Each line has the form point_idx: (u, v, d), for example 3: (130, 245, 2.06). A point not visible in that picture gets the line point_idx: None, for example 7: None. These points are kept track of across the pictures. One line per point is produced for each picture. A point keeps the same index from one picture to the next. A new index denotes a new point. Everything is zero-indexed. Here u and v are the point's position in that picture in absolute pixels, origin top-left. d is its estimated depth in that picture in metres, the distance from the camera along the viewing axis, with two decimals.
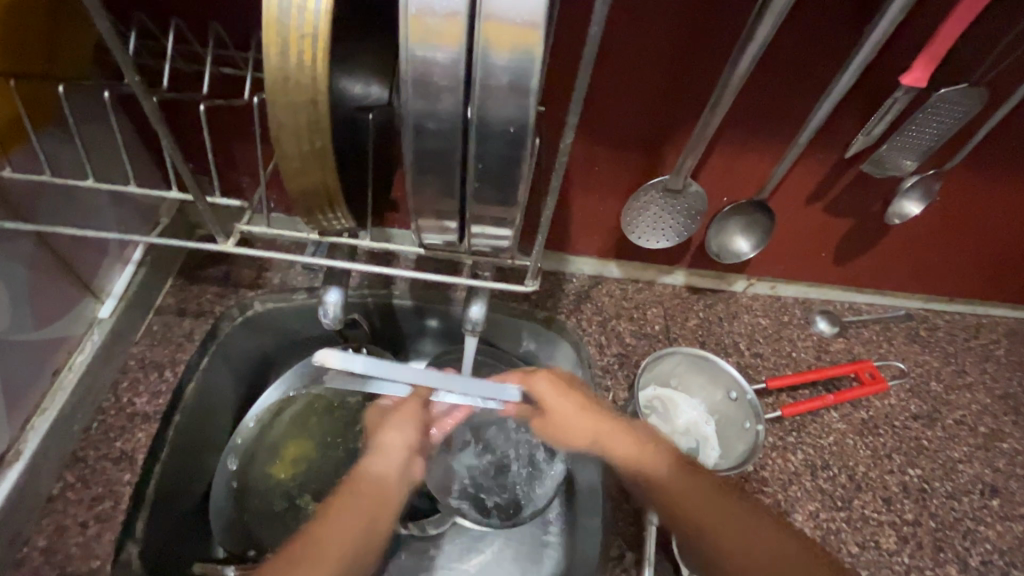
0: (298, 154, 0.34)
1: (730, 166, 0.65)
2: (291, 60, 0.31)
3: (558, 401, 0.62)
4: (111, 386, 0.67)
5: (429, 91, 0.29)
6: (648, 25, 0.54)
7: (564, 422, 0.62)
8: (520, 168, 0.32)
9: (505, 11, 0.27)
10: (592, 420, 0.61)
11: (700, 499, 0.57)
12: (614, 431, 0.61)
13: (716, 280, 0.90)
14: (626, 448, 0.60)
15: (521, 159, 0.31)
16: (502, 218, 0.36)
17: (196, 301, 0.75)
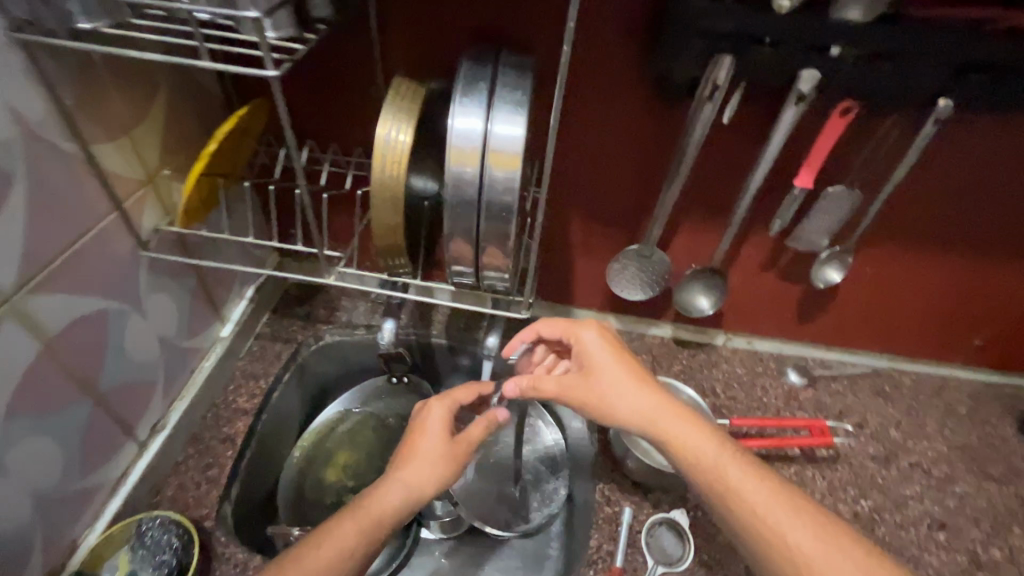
0: (382, 227, 0.58)
1: (690, 241, 0.86)
2: (384, 174, 0.55)
3: (598, 348, 0.69)
4: (223, 387, 0.90)
5: (460, 192, 0.52)
6: (616, 143, 0.76)
7: (609, 382, 0.66)
8: (509, 235, 0.54)
9: (502, 150, 0.50)
10: (641, 392, 0.65)
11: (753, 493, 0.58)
12: (669, 415, 0.64)
13: (698, 333, 1.08)
14: (678, 427, 0.63)
15: (510, 230, 0.54)
16: (503, 263, 0.58)
17: (285, 330, 0.99)
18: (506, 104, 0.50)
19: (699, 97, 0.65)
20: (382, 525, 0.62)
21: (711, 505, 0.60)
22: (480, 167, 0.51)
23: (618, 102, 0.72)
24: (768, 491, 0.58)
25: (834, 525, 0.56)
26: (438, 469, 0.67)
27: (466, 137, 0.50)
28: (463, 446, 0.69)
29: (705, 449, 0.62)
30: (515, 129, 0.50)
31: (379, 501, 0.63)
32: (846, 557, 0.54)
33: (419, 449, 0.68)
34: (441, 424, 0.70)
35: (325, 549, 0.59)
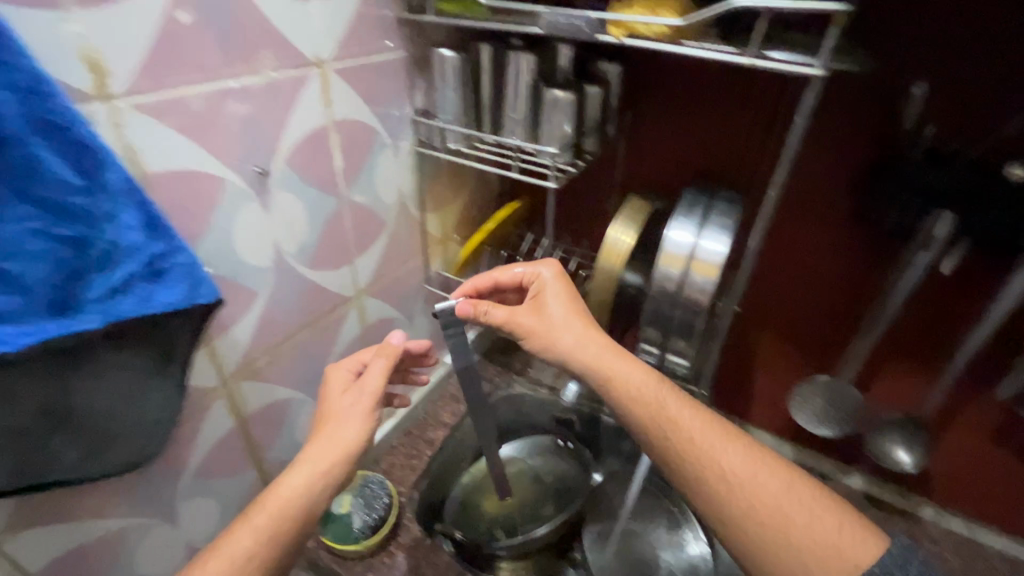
0: (596, 302, 0.76)
1: (891, 384, 0.83)
2: (605, 264, 0.73)
3: (553, 289, 0.68)
4: (435, 401, 1.16)
5: (662, 285, 0.65)
6: (818, 275, 0.81)
7: (558, 322, 0.66)
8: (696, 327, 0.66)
9: (705, 259, 0.63)
10: (586, 333, 0.64)
11: (722, 450, 0.56)
12: (624, 366, 0.62)
13: (898, 494, 0.93)
14: (626, 377, 0.62)
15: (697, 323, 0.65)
16: (685, 351, 0.69)
17: (487, 372, 1.23)
18: (714, 227, 0.64)
19: (915, 246, 0.68)
20: (287, 514, 0.57)
21: (662, 452, 0.58)
22: (683, 271, 0.64)
23: (824, 240, 0.78)
24: (732, 448, 0.56)
25: (787, 473, 0.55)
26: (342, 427, 0.62)
27: (678, 245, 0.64)
28: (364, 398, 0.64)
29: (678, 408, 0.59)
30: (719, 246, 0.63)
31: (287, 486, 0.58)
32: (803, 506, 0.52)
33: (325, 423, 0.63)
34: (333, 387, 0.66)
35: (236, 540, 0.54)
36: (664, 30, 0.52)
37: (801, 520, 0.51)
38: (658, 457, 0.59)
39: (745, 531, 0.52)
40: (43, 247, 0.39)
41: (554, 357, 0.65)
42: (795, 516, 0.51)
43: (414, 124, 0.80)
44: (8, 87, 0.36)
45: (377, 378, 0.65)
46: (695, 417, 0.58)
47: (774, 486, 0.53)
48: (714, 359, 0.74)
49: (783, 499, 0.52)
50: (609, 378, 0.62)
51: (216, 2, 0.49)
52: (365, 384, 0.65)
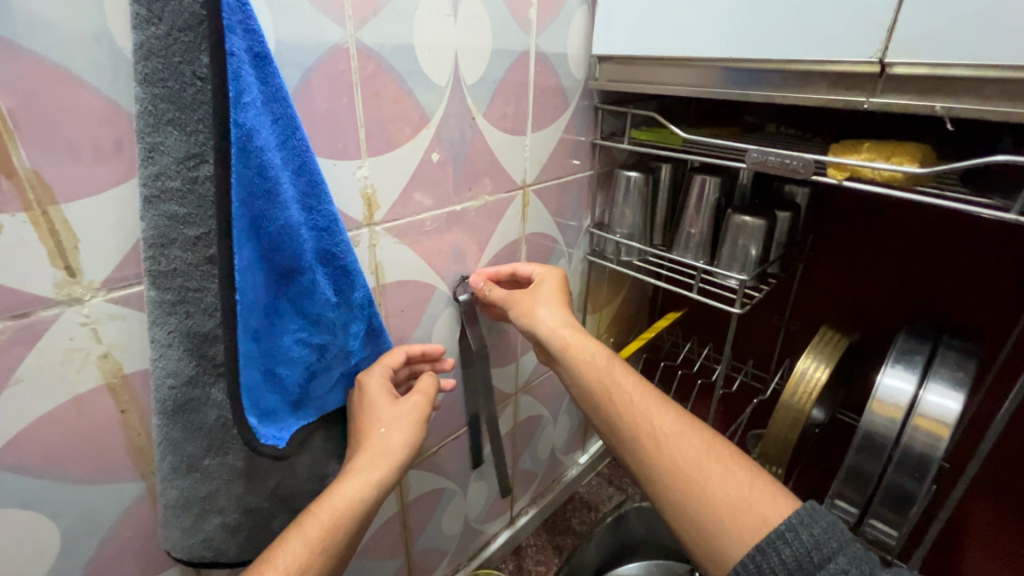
0: (774, 438, 0.69)
1: None
2: (788, 400, 0.67)
3: (549, 280, 0.65)
4: (564, 504, 1.11)
5: (874, 436, 0.57)
6: None
7: (535, 303, 0.62)
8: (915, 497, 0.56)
9: (930, 415, 0.55)
10: (564, 316, 0.62)
11: (650, 412, 0.51)
12: (581, 342, 0.59)
13: None
14: (586, 355, 0.58)
15: (917, 493, 0.55)
16: (894, 520, 0.58)
17: (619, 479, 1.17)
18: (941, 381, 0.56)
19: None
20: (344, 525, 0.46)
21: (604, 420, 0.54)
22: (900, 421, 0.56)
23: None
24: (660, 412, 0.51)
25: (714, 438, 0.48)
26: (399, 426, 0.53)
27: (894, 392, 0.57)
28: (417, 400, 0.56)
29: (624, 378, 0.55)
30: (950, 404, 0.55)
31: (344, 493, 0.47)
32: (723, 462, 0.46)
33: (367, 431, 0.52)
34: (379, 384, 0.53)
35: (288, 544, 0.43)
36: (899, 176, 0.49)
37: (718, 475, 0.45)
38: (603, 426, 0.55)
39: (661, 486, 0.47)
40: (300, 354, 0.45)
41: (529, 334, 0.62)
42: (712, 471, 0.45)
43: (588, 234, 0.84)
44: (310, 227, 0.43)
45: (430, 385, 0.58)
46: (638, 387, 0.54)
47: (696, 443, 0.48)
48: (931, 537, 0.61)
49: (707, 458, 0.46)
50: (566, 352, 0.59)
51: (460, 143, 0.57)
52: (417, 389, 0.57)
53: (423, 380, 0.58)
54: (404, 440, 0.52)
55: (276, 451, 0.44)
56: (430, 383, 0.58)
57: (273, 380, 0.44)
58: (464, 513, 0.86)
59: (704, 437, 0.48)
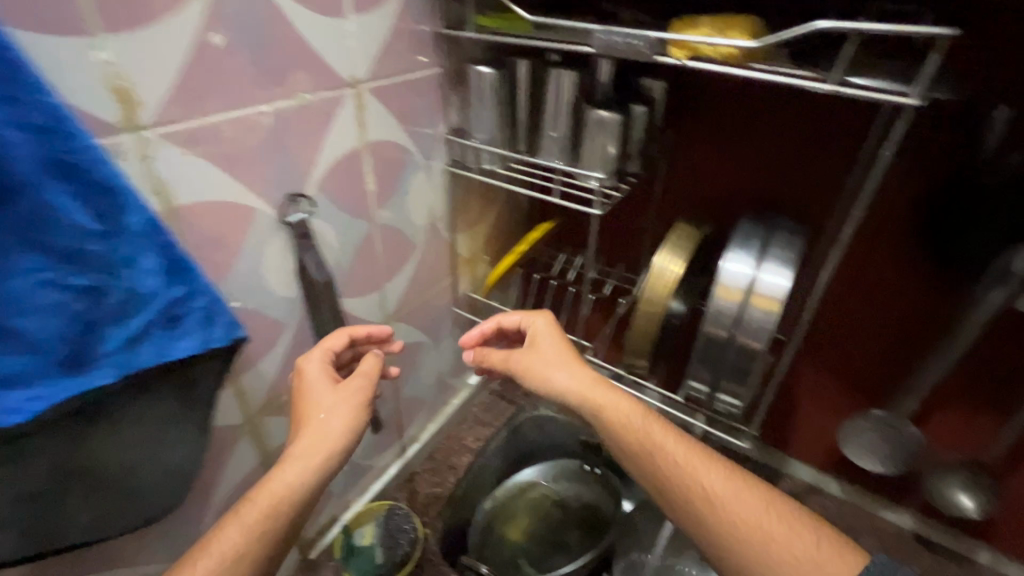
0: (638, 334, 0.72)
1: (956, 427, 0.77)
2: (648, 298, 0.69)
3: (546, 334, 0.66)
4: (459, 424, 1.12)
5: (717, 318, 0.61)
6: (879, 306, 0.76)
7: (546, 364, 0.63)
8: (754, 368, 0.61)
9: (764, 293, 0.59)
10: (580, 371, 0.62)
11: (704, 473, 0.55)
12: (609, 398, 0.60)
13: (953, 540, 0.89)
14: (617, 411, 0.59)
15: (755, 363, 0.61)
16: (739, 390, 0.64)
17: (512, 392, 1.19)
18: (774, 259, 0.60)
19: (989, 281, 0.62)
20: (281, 511, 0.51)
21: (651, 482, 0.56)
22: (741, 303, 0.60)
23: (888, 270, 0.73)
24: (714, 472, 0.55)
25: (764, 493, 0.53)
26: (337, 412, 0.57)
27: (734, 276, 0.60)
28: (359, 383, 0.59)
29: (662, 436, 0.58)
30: (780, 280, 0.58)
31: (280, 480, 0.52)
32: (785, 524, 0.51)
33: (306, 418, 0.56)
34: (317, 371, 0.58)
35: (225, 535, 0.49)
36: (733, 53, 0.48)
37: (780, 530, 0.50)
38: (652, 489, 0.57)
39: (730, 548, 0.51)
40: (55, 300, 0.38)
41: (548, 395, 0.63)
42: (776, 533, 0.50)
43: (447, 143, 0.77)
44: (25, 127, 0.34)
45: (372, 364, 0.60)
46: (681, 445, 0.57)
47: (754, 500, 0.52)
48: (769, 400, 0.69)
49: (765, 516, 0.51)
50: (593, 409, 0.60)
51: (252, 26, 0.47)
52: (360, 370, 0.60)
53: (366, 360, 0.61)
54: (345, 424, 0.56)
55: (17, 426, 0.38)
56: (370, 363, 0.60)
57: (7, 334, 0.36)
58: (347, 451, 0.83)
59: (761, 494, 0.53)
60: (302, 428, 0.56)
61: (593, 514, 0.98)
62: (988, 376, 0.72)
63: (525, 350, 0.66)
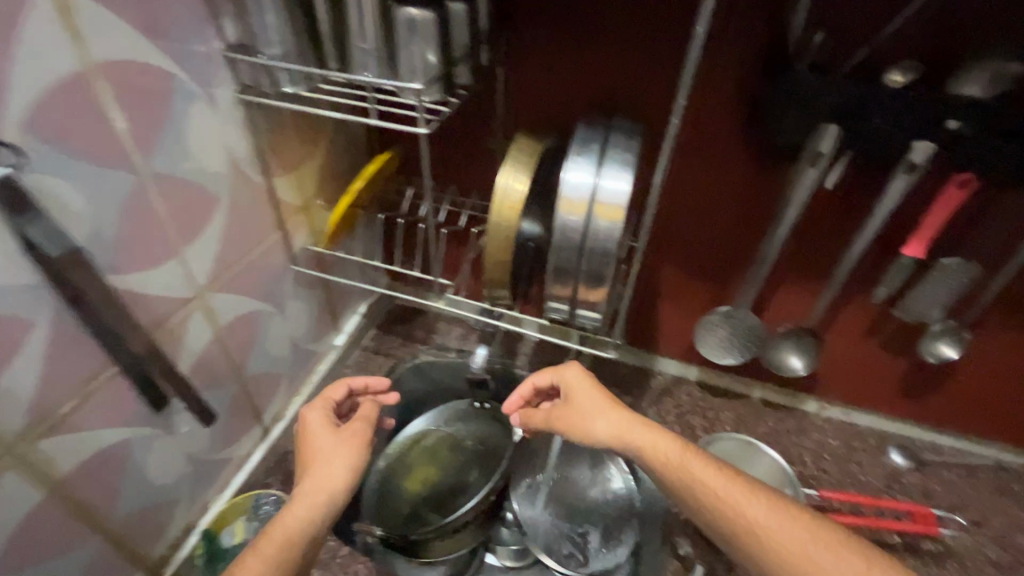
0: (492, 264, 0.68)
1: (785, 303, 0.86)
2: (499, 221, 0.64)
3: (579, 385, 0.68)
4: (331, 391, 1.03)
5: (565, 235, 0.58)
6: (716, 201, 0.79)
7: (585, 414, 0.65)
8: (606, 280, 0.60)
9: (607, 201, 0.56)
10: (618, 417, 0.63)
11: (751, 506, 0.54)
12: (649, 435, 0.61)
13: (788, 397, 1.03)
14: (659, 449, 0.60)
15: (606, 275, 0.60)
16: (595, 305, 0.63)
17: (386, 346, 1.12)
18: (613, 164, 0.57)
19: (802, 164, 0.67)
20: (295, 542, 0.56)
21: (688, 515, 0.57)
22: (586, 217, 0.57)
23: (721, 165, 0.75)
24: (761, 502, 0.55)
25: (814, 526, 0.53)
26: (339, 457, 0.64)
27: (576, 188, 0.57)
28: (358, 426, 0.69)
29: (703, 470, 0.58)
30: (620, 186, 0.56)
31: (291, 516, 0.58)
32: (839, 556, 0.50)
33: (314, 459, 0.65)
34: (320, 416, 0.69)
35: (246, 562, 0.53)
36: None
37: (831, 563, 0.50)
38: (698, 525, 0.57)
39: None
40: None
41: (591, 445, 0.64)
42: (827, 566, 0.49)
43: (229, 63, 0.61)
44: None
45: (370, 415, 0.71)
46: (726, 477, 0.57)
47: (793, 527, 0.52)
48: (626, 310, 0.70)
49: (811, 547, 0.51)
50: (638, 451, 0.61)
51: None
52: (360, 416, 0.71)
53: (365, 407, 0.73)
54: (350, 461, 0.64)
55: None
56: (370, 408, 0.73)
57: None
58: (187, 449, 0.72)
59: (803, 520, 0.53)
60: (310, 470, 0.63)
61: (486, 446, 0.97)
62: (807, 253, 0.79)
63: (561, 403, 0.69)
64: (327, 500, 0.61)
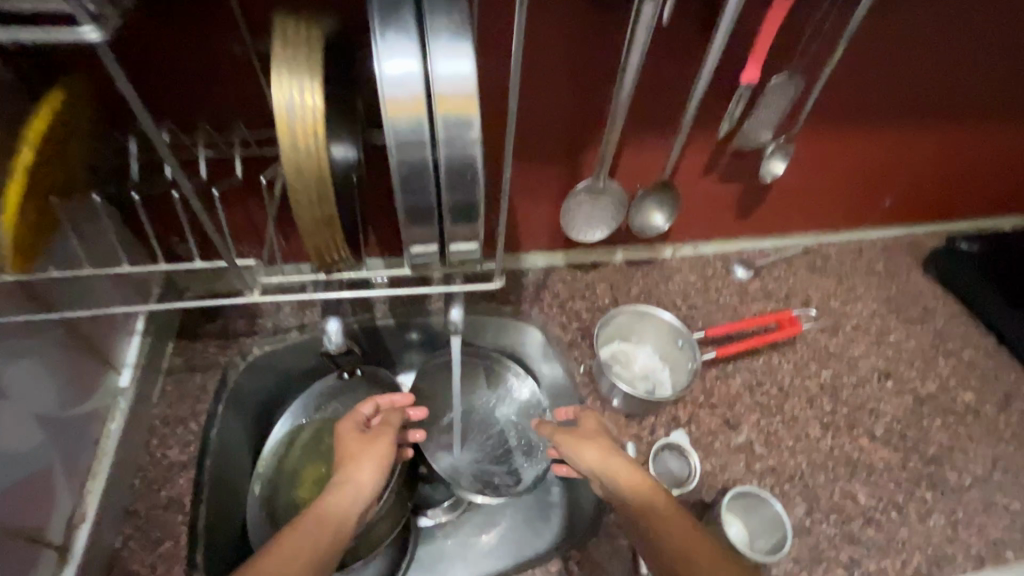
0: (311, 214, 0.50)
1: (639, 160, 0.81)
2: (299, 148, 0.46)
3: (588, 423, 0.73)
4: (144, 445, 0.76)
5: (407, 148, 0.44)
6: (553, 65, 0.67)
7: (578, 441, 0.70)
8: (476, 199, 0.48)
9: (450, 92, 0.43)
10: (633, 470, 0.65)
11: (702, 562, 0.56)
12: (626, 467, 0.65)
13: (648, 251, 1.05)
14: (632, 479, 0.64)
15: (476, 192, 0.47)
16: (468, 235, 0.51)
17: (201, 357, 0.84)
18: (444, 36, 0.42)
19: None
20: (331, 532, 0.57)
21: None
22: (427, 117, 0.44)
23: (550, 17, 0.62)
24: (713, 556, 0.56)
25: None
26: (369, 463, 0.65)
27: (404, 83, 0.43)
28: (387, 433, 0.69)
29: (669, 513, 0.61)
30: (461, 65, 0.43)
31: (327, 507, 0.59)
32: None
33: (350, 457, 0.66)
34: (351, 429, 0.69)
35: (289, 542, 0.55)
36: None
37: None
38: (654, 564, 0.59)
39: None
40: None
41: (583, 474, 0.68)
42: None
43: None
44: None
45: (399, 422, 0.72)
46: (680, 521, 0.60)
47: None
48: (504, 231, 0.56)
49: None
50: (609, 480, 0.65)
51: None
52: (389, 422, 0.71)
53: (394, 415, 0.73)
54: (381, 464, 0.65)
55: None
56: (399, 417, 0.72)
57: None
58: None
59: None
60: (346, 470, 0.64)
61: None
62: (655, 102, 0.73)
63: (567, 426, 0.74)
64: (358, 499, 0.62)
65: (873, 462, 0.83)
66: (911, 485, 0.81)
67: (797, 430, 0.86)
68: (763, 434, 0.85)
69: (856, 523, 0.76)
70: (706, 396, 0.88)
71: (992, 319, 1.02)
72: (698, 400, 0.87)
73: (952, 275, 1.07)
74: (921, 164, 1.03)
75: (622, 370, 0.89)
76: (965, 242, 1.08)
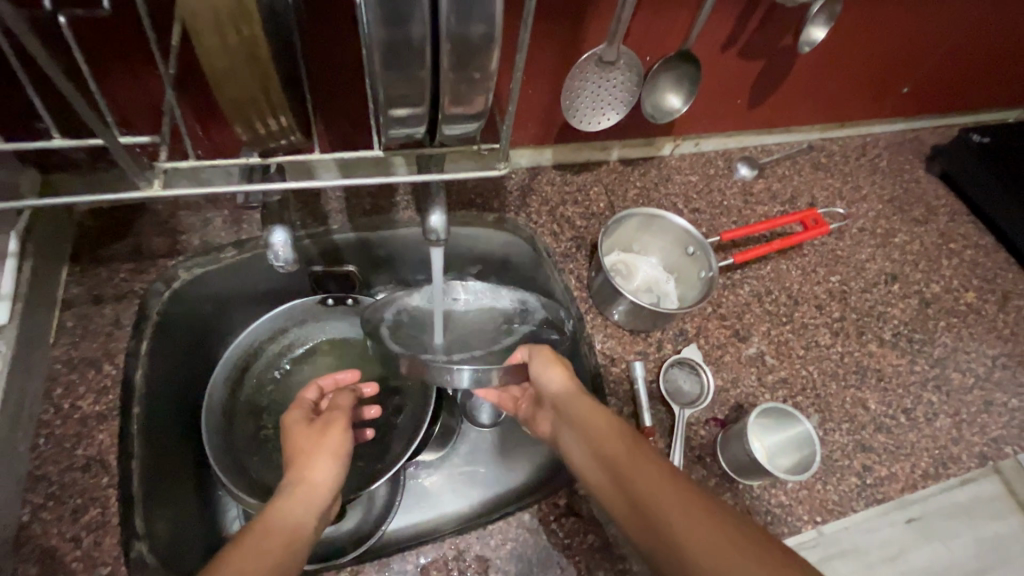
0: (225, 50, 0.36)
1: (653, 26, 0.70)
2: None
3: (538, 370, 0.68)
4: (45, 396, 0.60)
5: None
6: None
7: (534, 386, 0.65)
8: (492, 41, 0.38)
9: None
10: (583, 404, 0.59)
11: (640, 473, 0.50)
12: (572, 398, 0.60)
13: (646, 148, 0.91)
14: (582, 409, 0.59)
15: (493, 33, 0.37)
16: (468, 96, 0.42)
17: (110, 284, 0.66)
18: None
19: None
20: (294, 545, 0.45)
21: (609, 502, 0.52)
22: None
23: None
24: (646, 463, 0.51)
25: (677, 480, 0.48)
26: (323, 456, 0.55)
27: None
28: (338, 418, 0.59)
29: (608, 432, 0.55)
30: None
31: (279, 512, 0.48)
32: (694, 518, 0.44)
33: (301, 449, 0.55)
34: (298, 417, 0.60)
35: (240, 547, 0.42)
36: None
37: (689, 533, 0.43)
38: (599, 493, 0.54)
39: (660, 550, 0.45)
40: None
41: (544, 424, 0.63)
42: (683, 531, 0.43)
43: None
44: None
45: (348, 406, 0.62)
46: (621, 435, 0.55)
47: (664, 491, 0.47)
48: (517, 92, 0.47)
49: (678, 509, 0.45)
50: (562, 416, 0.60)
51: None
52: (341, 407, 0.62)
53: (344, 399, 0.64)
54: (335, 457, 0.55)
55: None
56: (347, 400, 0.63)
57: None
58: None
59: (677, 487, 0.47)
60: (297, 467, 0.53)
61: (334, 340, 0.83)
62: None
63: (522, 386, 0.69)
64: (312, 503, 0.50)
65: (883, 368, 0.79)
66: (919, 389, 0.78)
67: (807, 339, 0.80)
68: (773, 346, 0.78)
69: (868, 430, 0.74)
70: (715, 307, 0.80)
71: (994, 216, 0.96)
72: (706, 313, 0.79)
73: (957, 168, 0.99)
74: (944, 48, 0.94)
75: (623, 283, 0.79)
76: (977, 134, 0.98)
